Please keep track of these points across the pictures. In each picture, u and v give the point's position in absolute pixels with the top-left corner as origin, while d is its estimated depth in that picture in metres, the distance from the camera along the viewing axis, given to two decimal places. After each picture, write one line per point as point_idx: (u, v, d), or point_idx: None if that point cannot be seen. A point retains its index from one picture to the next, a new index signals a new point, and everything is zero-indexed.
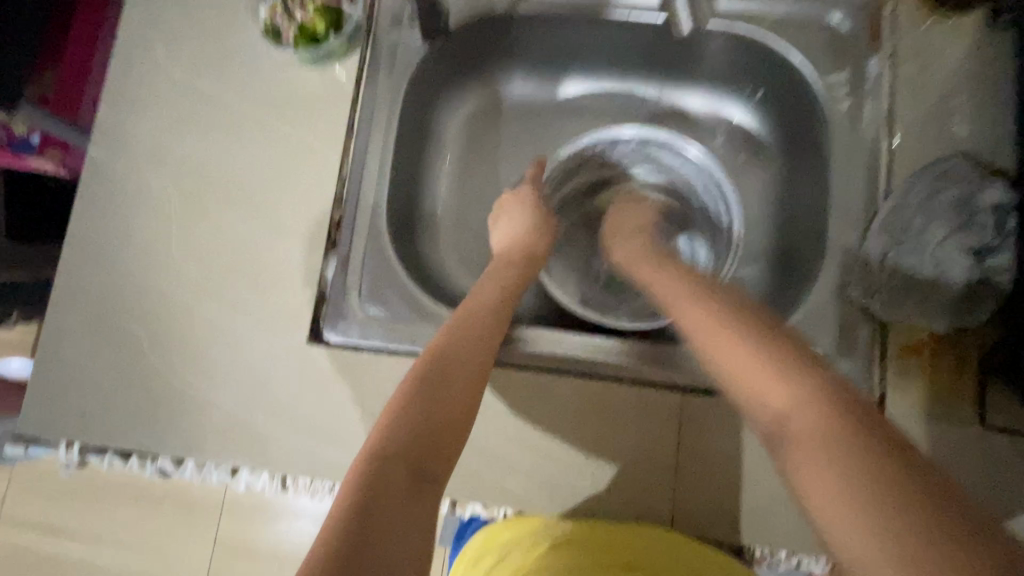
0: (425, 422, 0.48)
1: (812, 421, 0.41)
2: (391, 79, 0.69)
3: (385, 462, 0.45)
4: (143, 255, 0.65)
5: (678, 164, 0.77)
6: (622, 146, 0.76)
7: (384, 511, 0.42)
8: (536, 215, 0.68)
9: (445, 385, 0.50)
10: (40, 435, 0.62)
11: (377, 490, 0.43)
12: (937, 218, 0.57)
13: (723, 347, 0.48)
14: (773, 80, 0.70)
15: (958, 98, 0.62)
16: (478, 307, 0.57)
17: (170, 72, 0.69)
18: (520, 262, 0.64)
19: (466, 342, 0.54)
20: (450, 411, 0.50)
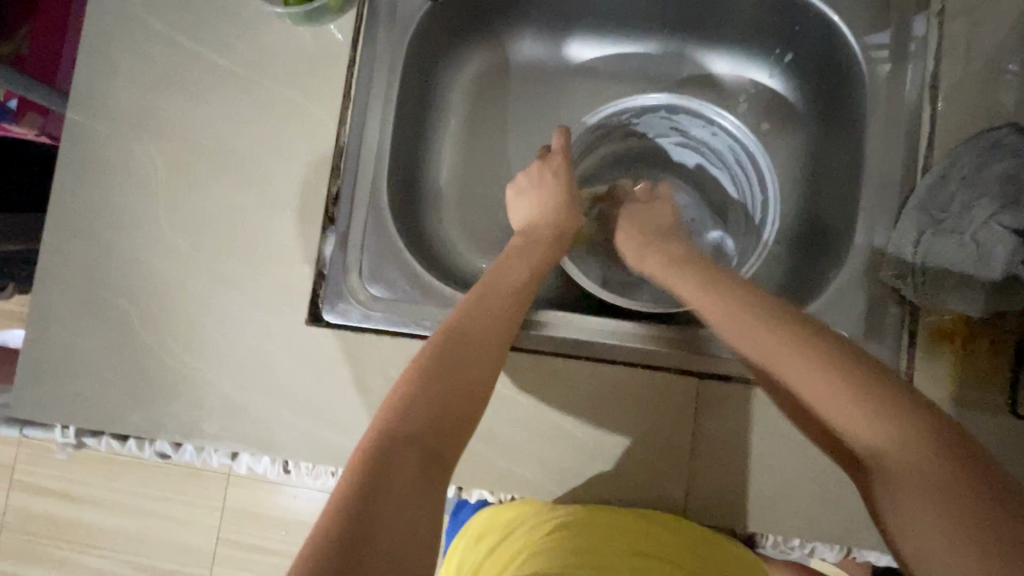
0: (438, 407, 0.46)
1: (892, 444, 0.38)
2: (390, 38, 0.63)
3: (395, 436, 0.43)
4: (130, 228, 0.61)
5: (708, 134, 0.71)
6: (649, 115, 0.71)
7: (389, 487, 0.40)
8: (565, 188, 0.64)
9: (461, 363, 0.48)
10: (32, 414, 0.60)
11: (388, 475, 0.40)
12: (985, 194, 0.53)
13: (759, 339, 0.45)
14: (806, 41, 0.64)
15: (1009, 61, 0.56)
16: (499, 282, 0.55)
17: (150, 28, 0.63)
18: (548, 239, 0.61)
19: (486, 319, 0.51)
20: (466, 391, 0.47)
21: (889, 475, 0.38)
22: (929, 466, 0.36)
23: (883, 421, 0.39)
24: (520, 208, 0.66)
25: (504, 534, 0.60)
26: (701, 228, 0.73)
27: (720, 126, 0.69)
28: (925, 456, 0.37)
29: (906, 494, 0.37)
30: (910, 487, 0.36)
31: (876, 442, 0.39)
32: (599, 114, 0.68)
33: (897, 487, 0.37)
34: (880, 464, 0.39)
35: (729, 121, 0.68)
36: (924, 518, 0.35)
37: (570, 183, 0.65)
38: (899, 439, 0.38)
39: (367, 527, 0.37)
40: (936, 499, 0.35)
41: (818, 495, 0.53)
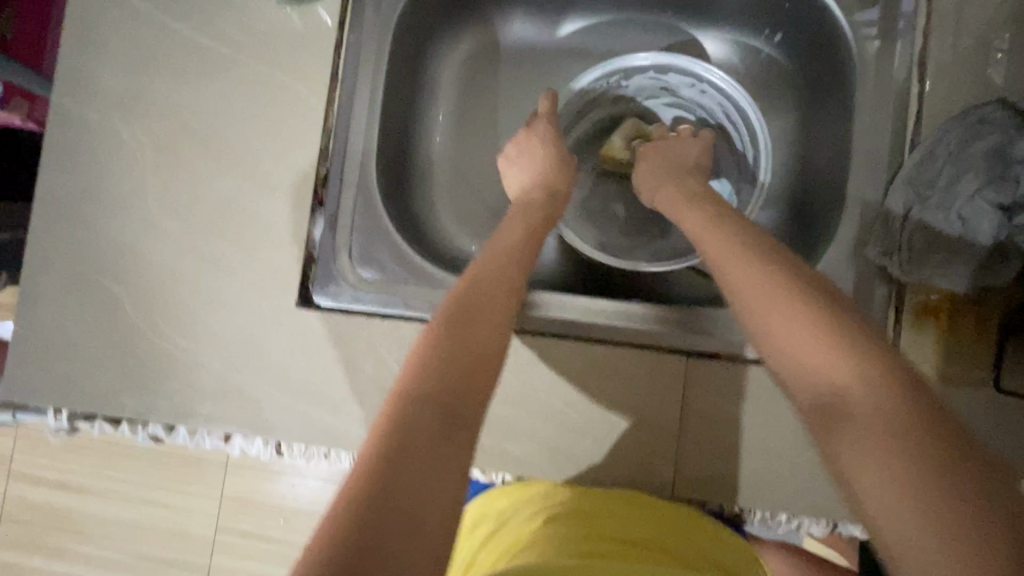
0: (459, 361, 0.45)
1: (861, 392, 0.35)
2: (377, 18, 0.63)
3: (411, 402, 0.41)
4: (118, 211, 0.61)
5: (698, 92, 0.72)
6: (638, 76, 0.72)
7: (412, 455, 0.38)
8: (553, 151, 0.65)
9: (470, 328, 0.47)
10: (24, 398, 0.60)
11: (410, 429, 0.39)
12: (969, 170, 0.53)
13: (741, 278, 0.44)
14: (794, 21, 0.64)
15: (996, 37, 0.56)
16: (503, 252, 0.54)
17: (134, 9, 0.63)
18: (543, 201, 0.61)
19: (492, 288, 0.50)
20: (477, 352, 0.46)
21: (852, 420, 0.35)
22: (898, 421, 0.33)
23: (854, 367, 0.36)
24: (511, 174, 0.66)
25: (496, 528, 0.61)
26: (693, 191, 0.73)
27: (708, 82, 0.70)
28: (895, 411, 0.34)
29: (863, 440, 0.34)
30: (870, 432, 0.34)
31: (846, 391, 0.36)
32: (591, 72, 0.69)
33: (855, 434, 0.34)
34: (846, 411, 0.35)
35: (718, 76, 0.68)
36: (879, 463, 0.32)
37: (559, 147, 0.65)
38: (869, 392, 0.35)
39: (389, 495, 0.35)
40: (897, 447, 0.32)
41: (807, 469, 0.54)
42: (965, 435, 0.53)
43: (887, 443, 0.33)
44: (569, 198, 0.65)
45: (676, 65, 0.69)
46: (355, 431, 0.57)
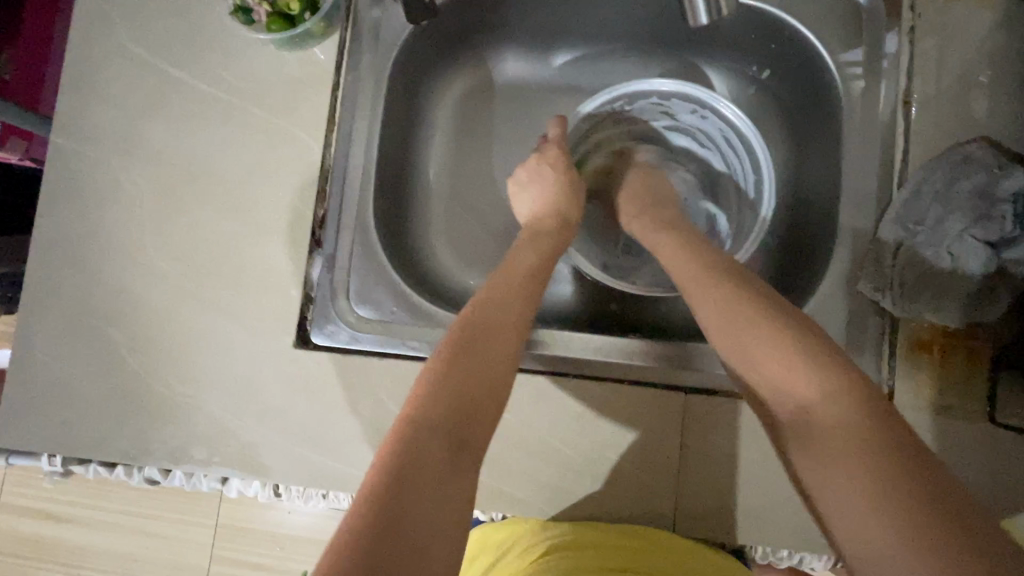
0: (463, 391, 0.45)
1: (831, 414, 0.40)
2: (374, 61, 0.64)
3: (421, 429, 0.42)
4: (115, 253, 0.61)
5: (697, 118, 0.72)
6: (641, 100, 0.71)
7: (420, 483, 0.39)
8: (564, 177, 0.65)
9: (479, 352, 0.47)
10: (17, 443, 0.60)
11: (413, 459, 0.40)
12: (957, 210, 0.54)
13: (726, 318, 0.47)
14: (781, 60, 0.66)
15: (980, 77, 0.58)
16: (511, 278, 0.54)
17: (133, 54, 0.64)
18: (553, 229, 0.62)
19: (502, 313, 0.50)
20: (484, 383, 0.46)
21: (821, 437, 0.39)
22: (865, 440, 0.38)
23: (824, 399, 0.40)
24: (521, 201, 0.66)
25: (495, 559, 0.62)
26: (698, 212, 0.73)
27: (710, 109, 0.70)
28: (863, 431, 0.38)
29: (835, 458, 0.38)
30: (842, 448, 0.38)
31: (817, 412, 0.40)
32: (596, 99, 0.69)
33: (827, 450, 0.38)
34: (819, 431, 0.40)
35: (721, 104, 0.69)
36: (846, 478, 0.37)
37: (569, 173, 0.65)
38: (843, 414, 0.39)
39: (396, 524, 0.36)
40: (862, 465, 0.37)
41: (806, 507, 0.54)
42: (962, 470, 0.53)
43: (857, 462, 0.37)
44: (576, 228, 0.64)
45: (678, 91, 0.70)
46: (352, 474, 0.57)
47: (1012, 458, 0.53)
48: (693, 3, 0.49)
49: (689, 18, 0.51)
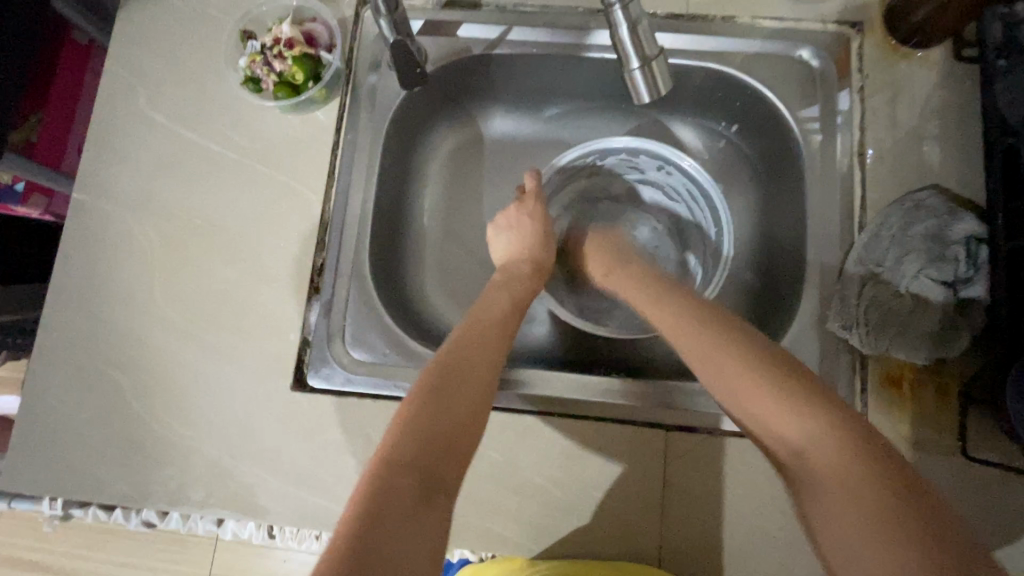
0: (433, 433, 0.47)
1: (821, 450, 0.42)
2: (370, 122, 0.69)
3: (395, 464, 0.44)
4: (124, 303, 0.65)
5: (664, 174, 0.77)
6: (612, 157, 0.77)
7: (390, 519, 0.41)
8: (539, 226, 0.69)
9: (453, 391, 0.50)
10: (21, 487, 0.62)
11: (381, 498, 0.42)
12: (912, 251, 0.58)
13: (716, 362, 0.50)
14: (747, 115, 0.71)
15: (927, 131, 0.63)
16: (482, 323, 0.57)
17: (150, 119, 0.69)
18: (529, 273, 0.66)
19: (472, 356, 0.53)
20: (456, 423, 0.48)
21: (817, 479, 0.42)
22: (850, 472, 0.41)
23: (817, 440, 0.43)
24: (498, 243, 0.70)
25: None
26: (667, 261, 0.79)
27: (674, 166, 0.75)
28: (848, 466, 0.41)
29: (835, 500, 0.40)
30: (831, 485, 0.41)
31: (805, 452, 0.43)
32: (569, 154, 0.74)
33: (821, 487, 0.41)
34: (814, 472, 0.42)
35: (686, 164, 0.73)
36: (848, 521, 0.39)
37: (544, 223, 0.69)
38: (831, 452, 0.42)
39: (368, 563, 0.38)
40: (856, 504, 0.39)
41: (787, 541, 0.55)
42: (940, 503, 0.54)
43: (853, 499, 0.40)
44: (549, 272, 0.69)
45: (647, 148, 0.74)
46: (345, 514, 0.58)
47: (987, 491, 0.54)
48: (635, 86, 0.50)
49: (633, 97, 0.52)
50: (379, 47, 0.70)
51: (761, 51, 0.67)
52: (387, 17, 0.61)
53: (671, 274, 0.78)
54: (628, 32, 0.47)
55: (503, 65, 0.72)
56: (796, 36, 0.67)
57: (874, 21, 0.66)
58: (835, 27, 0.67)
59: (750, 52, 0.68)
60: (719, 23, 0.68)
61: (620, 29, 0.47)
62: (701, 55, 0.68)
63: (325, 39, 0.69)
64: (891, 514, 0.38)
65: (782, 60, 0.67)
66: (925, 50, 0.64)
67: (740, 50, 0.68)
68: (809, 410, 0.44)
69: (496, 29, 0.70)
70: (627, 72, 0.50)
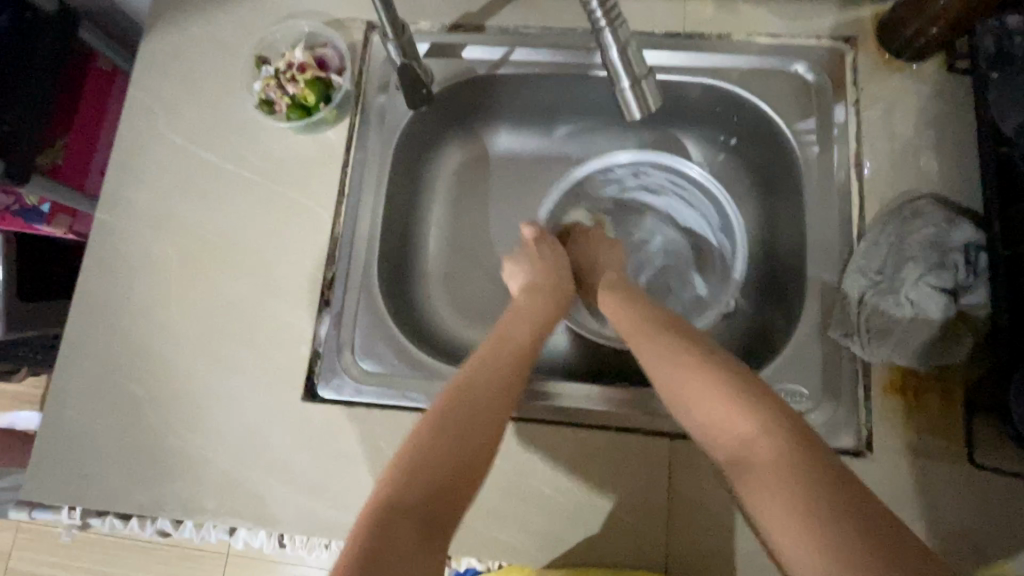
0: (441, 469, 0.47)
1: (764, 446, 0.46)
2: (379, 141, 0.72)
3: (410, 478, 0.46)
4: (143, 317, 0.67)
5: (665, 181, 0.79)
6: (614, 172, 0.79)
7: (391, 556, 0.41)
8: (550, 266, 0.71)
9: (472, 409, 0.52)
10: (42, 497, 0.63)
11: (380, 535, 0.42)
12: (911, 259, 0.58)
13: (681, 375, 0.53)
14: (745, 129, 0.73)
15: (923, 141, 0.64)
16: (497, 357, 0.58)
17: (169, 141, 0.73)
18: (543, 295, 0.68)
19: (483, 390, 0.53)
20: (464, 460, 0.49)
21: (760, 474, 0.44)
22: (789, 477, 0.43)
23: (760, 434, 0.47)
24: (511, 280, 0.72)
25: None
26: (681, 262, 0.79)
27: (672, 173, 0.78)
28: (798, 480, 0.43)
29: (770, 488, 0.43)
30: (767, 488, 0.44)
31: (754, 443, 0.46)
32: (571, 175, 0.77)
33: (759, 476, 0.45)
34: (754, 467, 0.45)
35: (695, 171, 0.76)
36: (785, 520, 0.41)
37: (554, 259, 0.71)
38: (770, 452, 0.45)
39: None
40: (796, 502, 0.41)
41: None
42: (946, 511, 0.54)
43: (780, 489, 0.43)
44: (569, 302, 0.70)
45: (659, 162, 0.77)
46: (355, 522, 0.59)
47: (994, 498, 0.54)
48: (626, 102, 0.52)
49: (625, 114, 0.54)
50: (387, 69, 0.73)
51: (757, 66, 0.69)
52: (394, 41, 0.64)
53: (688, 279, 0.78)
54: (618, 54, 0.49)
55: (507, 84, 0.75)
56: (792, 51, 0.69)
57: (867, 36, 0.68)
58: (829, 42, 0.68)
59: (747, 67, 0.69)
60: (715, 40, 0.70)
61: (609, 51, 0.49)
62: (699, 72, 0.70)
63: (335, 62, 0.72)
64: (823, 509, 0.40)
65: (778, 76, 0.69)
66: (918, 63, 0.66)
67: (736, 66, 0.69)
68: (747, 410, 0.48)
69: (499, 51, 0.73)
70: (618, 91, 0.52)
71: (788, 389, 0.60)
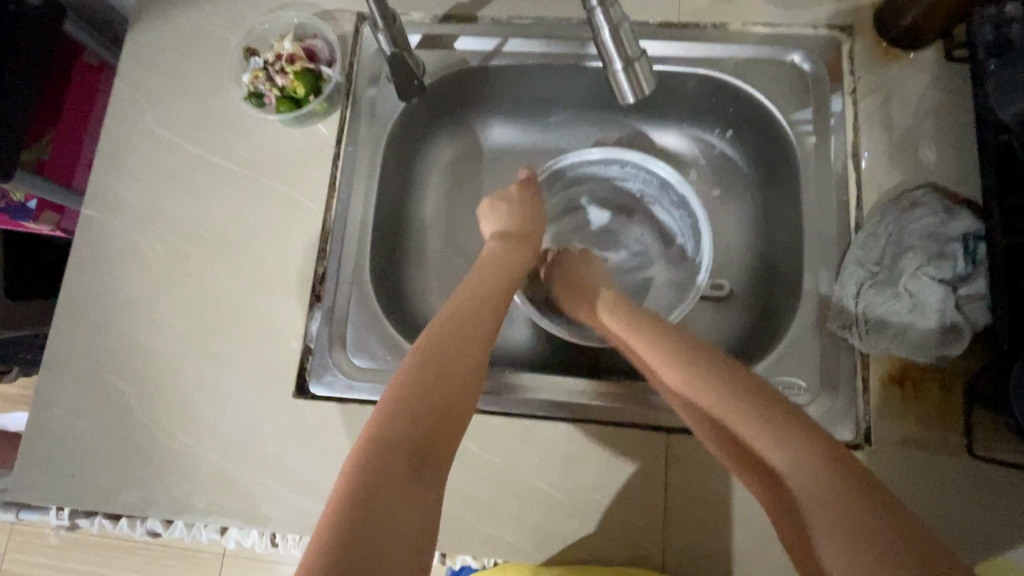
0: (427, 415, 0.48)
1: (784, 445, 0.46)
2: (371, 133, 0.71)
3: (381, 455, 0.45)
4: (131, 314, 0.66)
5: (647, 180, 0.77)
6: (591, 168, 0.78)
7: (388, 494, 0.43)
8: (533, 214, 0.70)
9: (450, 390, 0.50)
10: (29, 499, 0.62)
11: (375, 476, 0.43)
12: (910, 249, 0.58)
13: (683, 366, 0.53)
14: (742, 120, 0.72)
15: (921, 130, 0.63)
16: (478, 304, 0.58)
17: (157, 136, 0.71)
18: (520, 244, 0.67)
19: (465, 340, 0.54)
20: (448, 406, 0.49)
21: (793, 472, 0.45)
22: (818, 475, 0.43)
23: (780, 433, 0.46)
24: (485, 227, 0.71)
25: None
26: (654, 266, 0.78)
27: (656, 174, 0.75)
28: (832, 490, 0.42)
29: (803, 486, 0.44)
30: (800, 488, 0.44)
31: (773, 442, 0.46)
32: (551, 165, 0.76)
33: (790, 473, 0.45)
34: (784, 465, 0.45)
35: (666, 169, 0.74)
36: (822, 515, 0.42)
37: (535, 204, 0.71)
38: (796, 447, 0.45)
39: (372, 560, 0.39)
40: (830, 502, 0.42)
41: None
42: (946, 503, 0.54)
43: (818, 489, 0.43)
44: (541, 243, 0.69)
45: (626, 159, 0.75)
46: None
47: (993, 489, 0.54)
48: (619, 85, 0.51)
49: (619, 98, 0.52)
50: (379, 60, 0.72)
51: (753, 56, 0.68)
52: (385, 30, 0.63)
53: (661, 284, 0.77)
54: (611, 35, 0.48)
55: (500, 75, 0.74)
56: (789, 41, 0.68)
57: (864, 25, 0.67)
58: (826, 31, 0.68)
59: (743, 57, 0.69)
60: (710, 30, 0.69)
61: (602, 32, 0.48)
62: (695, 62, 0.69)
63: (325, 53, 0.70)
64: (853, 508, 0.41)
65: (775, 66, 0.68)
66: (915, 52, 0.65)
67: (732, 56, 0.69)
68: (767, 415, 0.48)
69: (491, 42, 0.72)
70: (611, 74, 0.51)
71: (786, 381, 0.60)
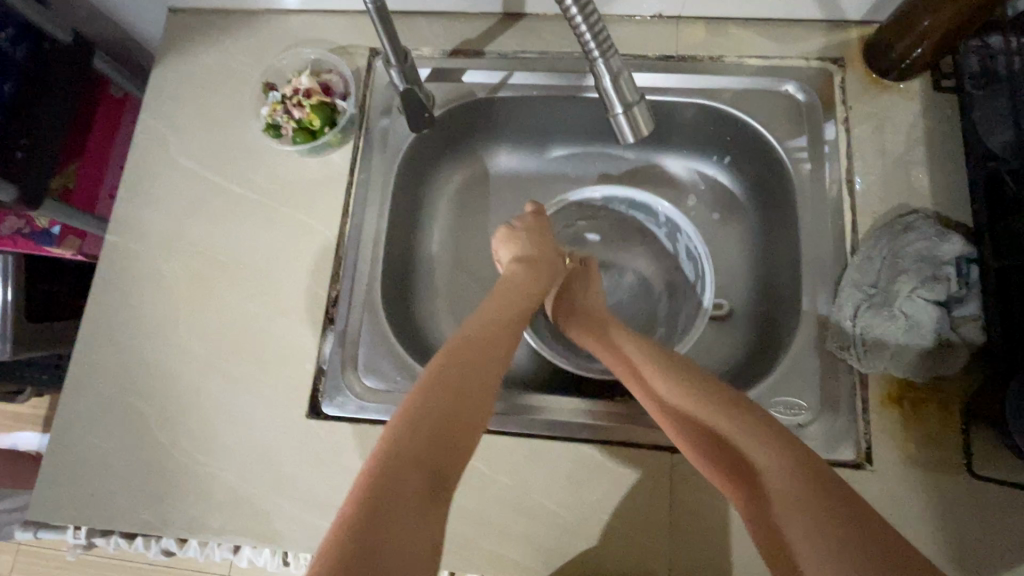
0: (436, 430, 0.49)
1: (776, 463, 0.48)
2: (383, 161, 0.74)
3: (390, 471, 0.46)
4: (150, 337, 0.69)
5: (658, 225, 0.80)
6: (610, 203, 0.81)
7: (396, 505, 0.44)
8: (543, 244, 0.72)
9: (461, 413, 0.52)
10: (46, 517, 0.64)
11: (388, 486, 0.45)
12: (903, 272, 0.59)
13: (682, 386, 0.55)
14: (739, 147, 0.75)
15: (913, 157, 0.65)
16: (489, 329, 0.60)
17: (179, 165, 0.75)
18: (524, 271, 0.68)
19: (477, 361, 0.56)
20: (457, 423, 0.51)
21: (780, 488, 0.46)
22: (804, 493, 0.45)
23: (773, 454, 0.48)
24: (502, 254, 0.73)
25: None
26: (659, 305, 0.80)
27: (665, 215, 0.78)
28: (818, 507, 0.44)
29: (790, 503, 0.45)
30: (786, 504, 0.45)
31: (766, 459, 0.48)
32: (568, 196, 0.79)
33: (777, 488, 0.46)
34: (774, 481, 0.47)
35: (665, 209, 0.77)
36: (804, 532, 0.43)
37: (542, 235, 0.73)
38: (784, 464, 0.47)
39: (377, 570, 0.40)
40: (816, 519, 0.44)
41: None
42: (947, 522, 0.54)
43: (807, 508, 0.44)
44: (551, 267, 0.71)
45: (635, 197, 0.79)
46: None
47: (993, 507, 0.55)
48: (620, 128, 0.55)
49: (621, 138, 0.56)
50: (391, 93, 0.75)
51: (749, 87, 0.71)
52: (398, 67, 0.66)
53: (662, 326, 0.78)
54: (610, 82, 0.51)
55: (506, 106, 0.77)
56: (783, 72, 0.71)
57: (855, 56, 0.70)
58: (818, 63, 0.71)
59: (739, 88, 0.71)
60: (707, 63, 0.72)
61: (603, 80, 0.51)
62: (694, 92, 0.72)
63: (340, 87, 0.74)
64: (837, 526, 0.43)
65: (770, 95, 0.71)
66: (904, 83, 0.68)
67: (729, 86, 0.71)
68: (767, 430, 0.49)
69: (497, 75, 0.75)
70: (613, 117, 0.55)
71: (787, 402, 0.61)
